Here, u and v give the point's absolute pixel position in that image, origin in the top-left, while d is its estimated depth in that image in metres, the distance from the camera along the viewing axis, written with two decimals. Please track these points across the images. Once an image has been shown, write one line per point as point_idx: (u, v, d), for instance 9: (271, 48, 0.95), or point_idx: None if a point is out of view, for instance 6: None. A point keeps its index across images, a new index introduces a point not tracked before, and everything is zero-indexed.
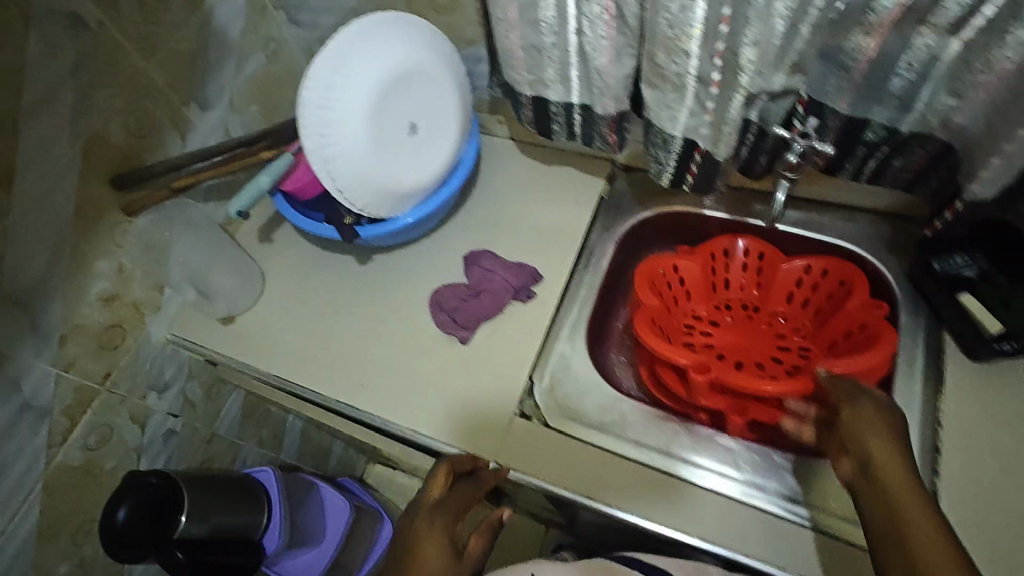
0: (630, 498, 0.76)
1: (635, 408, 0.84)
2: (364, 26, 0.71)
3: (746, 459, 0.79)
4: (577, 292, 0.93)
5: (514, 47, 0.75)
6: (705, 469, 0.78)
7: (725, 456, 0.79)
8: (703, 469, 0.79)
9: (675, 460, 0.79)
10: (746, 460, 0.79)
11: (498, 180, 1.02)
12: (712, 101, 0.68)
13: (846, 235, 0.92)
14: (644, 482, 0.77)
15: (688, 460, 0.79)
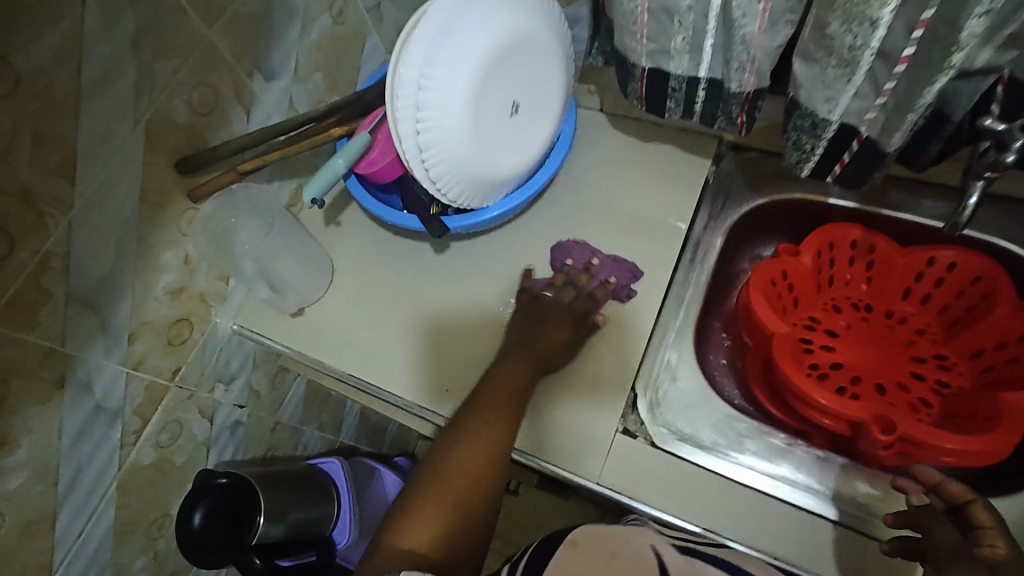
0: (690, 503, 0.67)
1: (753, 434, 0.72)
2: None
3: (812, 460, 0.69)
4: (682, 295, 0.81)
5: (638, 11, 0.62)
6: (764, 471, 0.69)
7: (786, 456, 0.70)
8: (761, 470, 0.69)
9: (731, 460, 0.70)
10: (812, 461, 0.69)
11: (585, 157, 0.90)
12: (892, 82, 0.55)
13: (1006, 232, 0.74)
14: (703, 485, 0.68)
15: (746, 460, 0.70)
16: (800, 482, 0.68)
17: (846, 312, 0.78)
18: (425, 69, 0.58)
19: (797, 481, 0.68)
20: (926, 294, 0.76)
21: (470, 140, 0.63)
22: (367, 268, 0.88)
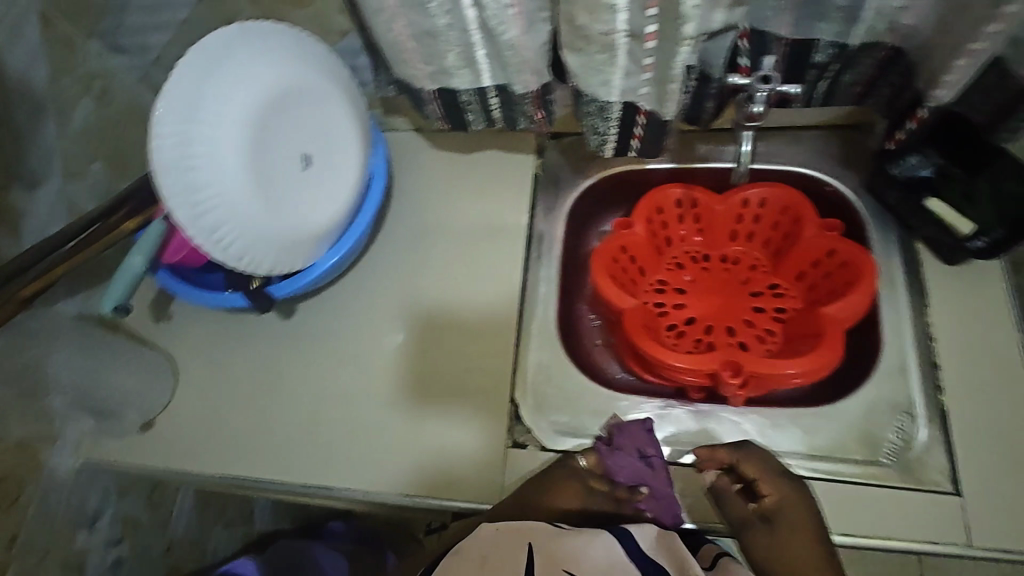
0: None
1: (635, 408, 0.74)
2: (214, 47, 0.54)
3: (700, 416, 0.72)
4: (537, 291, 0.82)
5: (401, 38, 0.61)
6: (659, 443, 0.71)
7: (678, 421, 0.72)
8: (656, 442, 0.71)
9: None
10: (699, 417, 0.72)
11: (414, 182, 0.89)
12: (650, 57, 0.57)
13: (798, 159, 0.81)
14: None
15: None
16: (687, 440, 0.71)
17: (690, 266, 0.83)
18: (183, 151, 0.52)
19: (679, 440, 0.71)
20: (751, 231, 0.81)
21: (261, 207, 0.59)
22: (215, 355, 0.82)
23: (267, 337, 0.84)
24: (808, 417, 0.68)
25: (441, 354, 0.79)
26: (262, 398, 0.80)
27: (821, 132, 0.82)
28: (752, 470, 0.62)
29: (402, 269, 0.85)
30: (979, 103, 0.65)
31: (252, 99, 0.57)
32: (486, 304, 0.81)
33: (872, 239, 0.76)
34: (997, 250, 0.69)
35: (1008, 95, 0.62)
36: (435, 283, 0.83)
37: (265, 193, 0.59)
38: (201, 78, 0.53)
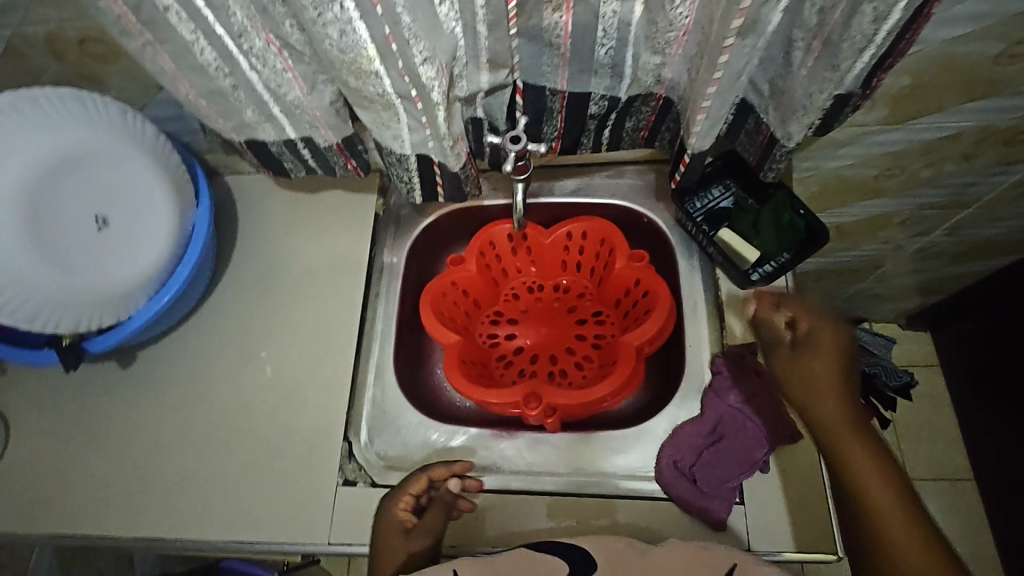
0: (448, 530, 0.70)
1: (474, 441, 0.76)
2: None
3: (545, 443, 0.75)
4: (375, 329, 0.85)
5: (192, 97, 0.62)
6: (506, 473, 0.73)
7: (520, 451, 0.75)
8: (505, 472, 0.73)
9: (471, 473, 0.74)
10: (544, 443, 0.75)
11: (258, 225, 0.90)
12: (424, 116, 0.60)
13: (618, 192, 0.86)
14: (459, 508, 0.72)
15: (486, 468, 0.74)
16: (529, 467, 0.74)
17: (523, 297, 0.87)
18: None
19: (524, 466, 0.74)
20: (576, 261, 0.86)
21: (45, 268, 0.63)
22: (52, 410, 0.83)
23: (104, 389, 0.84)
24: (616, 440, 0.74)
25: (277, 397, 0.81)
26: (96, 452, 0.80)
27: (640, 167, 0.87)
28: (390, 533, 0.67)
29: (246, 313, 0.86)
30: (746, 144, 0.70)
31: (24, 168, 0.61)
32: (325, 345, 0.84)
33: (679, 267, 0.81)
34: (777, 276, 0.75)
35: (762, 139, 0.67)
36: (277, 328, 0.85)
37: (44, 254, 0.62)
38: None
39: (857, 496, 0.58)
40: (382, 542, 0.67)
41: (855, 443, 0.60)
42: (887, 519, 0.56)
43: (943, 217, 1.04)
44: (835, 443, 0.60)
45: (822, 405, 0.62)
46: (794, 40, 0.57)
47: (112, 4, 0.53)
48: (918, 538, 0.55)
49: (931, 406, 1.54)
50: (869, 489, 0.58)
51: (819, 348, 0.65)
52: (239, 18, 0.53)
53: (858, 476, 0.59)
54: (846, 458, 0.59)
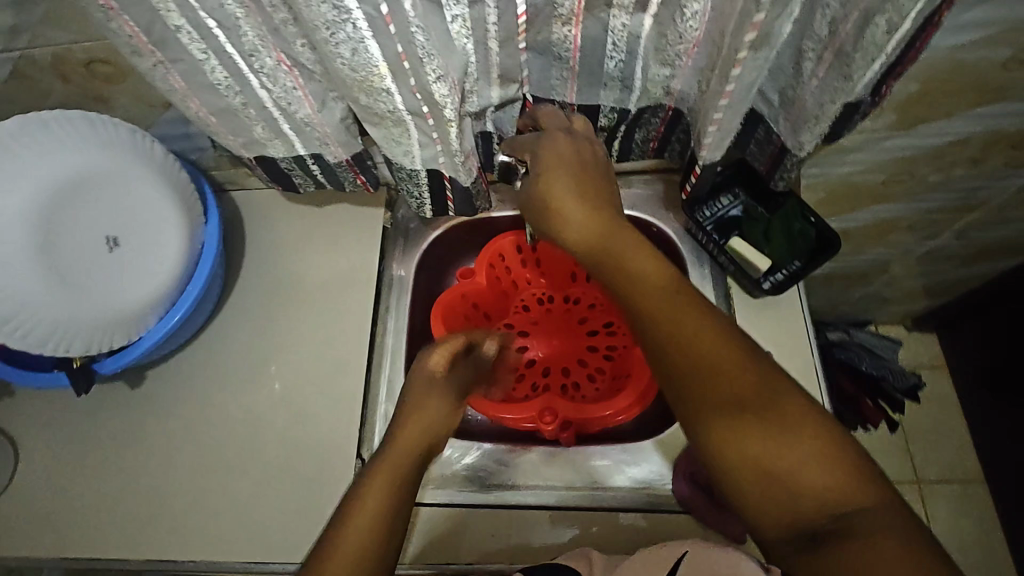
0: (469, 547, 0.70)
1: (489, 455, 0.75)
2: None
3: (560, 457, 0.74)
4: (385, 344, 0.84)
5: (202, 114, 0.62)
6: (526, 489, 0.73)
7: (535, 466, 0.74)
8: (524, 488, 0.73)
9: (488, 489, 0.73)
10: (560, 458, 0.74)
11: (266, 241, 0.90)
12: (435, 132, 0.60)
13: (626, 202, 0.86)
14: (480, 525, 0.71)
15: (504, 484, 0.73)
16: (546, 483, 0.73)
17: (534, 308, 0.87)
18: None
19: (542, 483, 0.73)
20: (586, 272, 0.85)
21: (58, 294, 0.64)
22: (62, 432, 0.82)
23: (114, 410, 0.83)
24: (631, 453, 0.73)
25: (289, 415, 0.81)
26: (107, 473, 0.80)
27: (648, 176, 0.87)
28: (422, 394, 0.62)
29: (255, 330, 0.86)
30: (756, 154, 0.70)
31: (31, 196, 0.62)
32: (335, 361, 0.83)
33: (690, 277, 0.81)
34: (789, 283, 0.75)
35: (774, 148, 0.67)
36: (286, 345, 0.85)
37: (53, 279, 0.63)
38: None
39: (704, 374, 0.49)
40: (416, 403, 0.61)
41: (727, 351, 0.49)
42: (728, 386, 0.48)
43: (951, 220, 1.04)
44: (678, 360, 0.50)
45: (636, 255, 0.55)
46: (804, 51, 0.56)
47: (123, 23, 0.51)
48: (806, 438, 0.46)
49: (941, 408, 1.53)
50: (754, 399, 0.48)
51: (554, 157, 0.59)
52: (249, 38, 0.53)
53: (703, 358, 0.49)
54: (633, 270, 0.55)
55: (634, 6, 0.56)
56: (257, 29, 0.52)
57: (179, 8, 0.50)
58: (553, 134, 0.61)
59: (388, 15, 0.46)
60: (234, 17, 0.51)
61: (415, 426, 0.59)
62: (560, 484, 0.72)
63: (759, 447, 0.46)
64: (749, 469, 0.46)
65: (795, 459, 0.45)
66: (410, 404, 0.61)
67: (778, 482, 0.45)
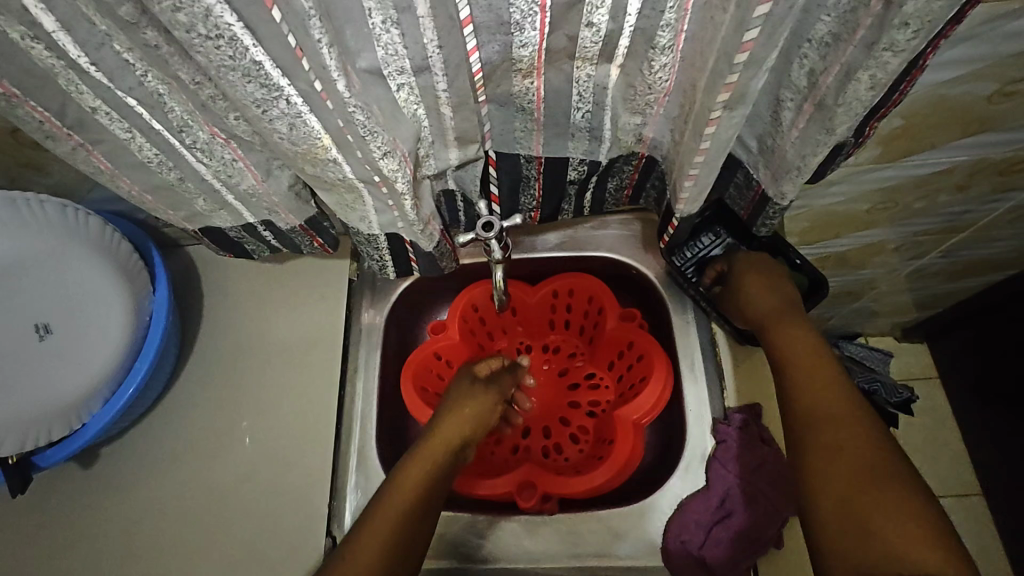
0: None
1: (469, 530, 0.70)
2: None
3: (551, 529, 0.69)
4: (355, 407, 0.80)
5: (136, 193, 0.57)
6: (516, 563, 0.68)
7: (525, 538, 0.69)
8: (513, 563, 0.69)
9: (475, 564, 0.69)
10: (550, 530, 0.69)
11: (224, 299, 0.85)
12: (390, 199, 0.55)
13: (603, 245, 0.82)
14: None
15: (492, 559, 0.69)
16: (536, 557, 0.68)
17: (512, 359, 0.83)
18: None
19: (532, 557, 0.68)
20: (565, 320, 0.82)
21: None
22: (6, 518, 0.77)
23: (66, 492, 0.78)
24: (619, 519, 0.69)
25: (254, 489, 0.76)
26: (60, 562, 0.75)
27: (625, 216, 0.82)
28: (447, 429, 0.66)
29: (216, 397, 0.81)
30: (735, 198, 0.66)
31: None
32: (303, 428, 0.78)
33: (674, 325, 0.77)
34: None
35: (754, 194, 0.63)
36: (250, 411, 0.80)
37: None
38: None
39: (808, 416, 0.58)
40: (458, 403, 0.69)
41: (831, 399, 0.58)
42: (832, 436, 0.55)
43: (939, 241, 1.01)
44: (806, 405, 0.59)
45: (788, 342, 0.64)
46: (782, 100, 0.53)
47: (31, 109, 0.46)
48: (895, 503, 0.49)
49: (936, 421, 1.50)
50: (842, 436, 0.55)
51: (748, 265, 0.70)
52: (176, 113, 0.48)
53: (813, 389, 0.59)
54: (782, 345, 0.65)
55: (598, 58, 0.51)
56: (184, 105, 0.47)
57: (92, 89, 0.45)
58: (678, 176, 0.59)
59: (324, 92, 0.42)
60: (157, 94, 0.46)
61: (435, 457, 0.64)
62: (548, 556, 0.68)
63: (858, 494, 0.51)
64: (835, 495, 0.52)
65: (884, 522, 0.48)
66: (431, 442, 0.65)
67: (863, 519, 0.49)
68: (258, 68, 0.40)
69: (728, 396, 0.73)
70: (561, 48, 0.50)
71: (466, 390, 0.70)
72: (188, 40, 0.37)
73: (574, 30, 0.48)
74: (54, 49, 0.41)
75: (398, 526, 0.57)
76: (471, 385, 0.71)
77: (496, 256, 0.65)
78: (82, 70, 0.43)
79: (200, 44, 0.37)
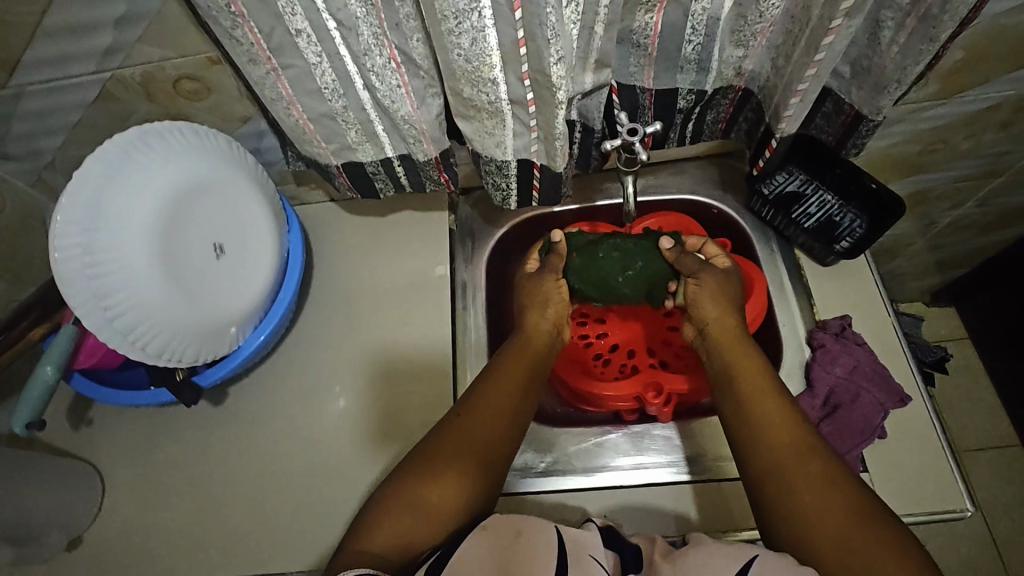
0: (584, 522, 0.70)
1: (587, 440, 0.75)
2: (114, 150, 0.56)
3: (661, 437, 0.75)
4: (466, 342, 0.86)
5: (301, 122, 0.64)
6: (631, 468, 0.73)
7: (638, 444, 0.75)
8: (628, 468, 0.73)
9: (595, 470, 0.73)
10: (660, 438, 0.75)
11: (333, 250, 0.91)
12: (535, 120, 0.62)
13: (685, 187, 0.89)
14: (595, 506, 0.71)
15: (610, 465, 0.74)
16: (651, 463, 0.73)
17: (595, 309, 0.86)
18: (85, 255, 0.54)
19: (646, 462, 0.73)
20: None
21: (173, 304, 0.60)
22: (145, 453, 0.81)
23: (199, 429, 0.83)
24: None
25: (378, 418, 0.82)
26: (199, 491, 0.79)
27: (702, 161, 0.90)
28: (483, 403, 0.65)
29: (332, 338, 0.87)
30: (823, 126, 0.73)
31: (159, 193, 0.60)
32: (417, 362, 0.84)
33: (759, 252, 0.84)
34: (858, 248, 0.79)
35: (845, 118, 0.71)
36: (365, 349, 0.86)
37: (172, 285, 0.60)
38: (99, 183, 0.55)
39: (759, 418, 0.62)
40: (493, 375, 0.68)
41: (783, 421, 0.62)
42: (769, 437, 0.61)
43: (977, 187, 1.09)
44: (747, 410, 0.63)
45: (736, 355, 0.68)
46: (882, 20, 0.61)
47: (247, 30, 0.54)
48: (830, 486, 0.56)
49: (970, 377, 1.55)
50: (784, 439, 0.60)
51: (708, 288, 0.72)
52: (365, 37, 0.55)
53: (749, 395, 0.64)
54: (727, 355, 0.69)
55: None
56: (375, 28, 0.55)
57: (304, 10, 0.52)
58: (751, 97, 0.73)
59: (517, 2, 0.49)
60: (356, 17, 0.53)
61: (478, 428, 0.63)
62: (660, 463, 0.73)
63: (803, 475, 0.57)
64: (783, 480, 0.57)
65: (830, 496, 0.55)
66: (469, 417, 0.64)
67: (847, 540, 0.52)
68: None
69: (818, 309, 0.80)
70: None
71: (525, 333, 0.74)
72: None
73: None
74: None
75: (453, 499, 0.58)
76: (507, 357, 0.71)
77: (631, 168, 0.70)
78: None
79: None
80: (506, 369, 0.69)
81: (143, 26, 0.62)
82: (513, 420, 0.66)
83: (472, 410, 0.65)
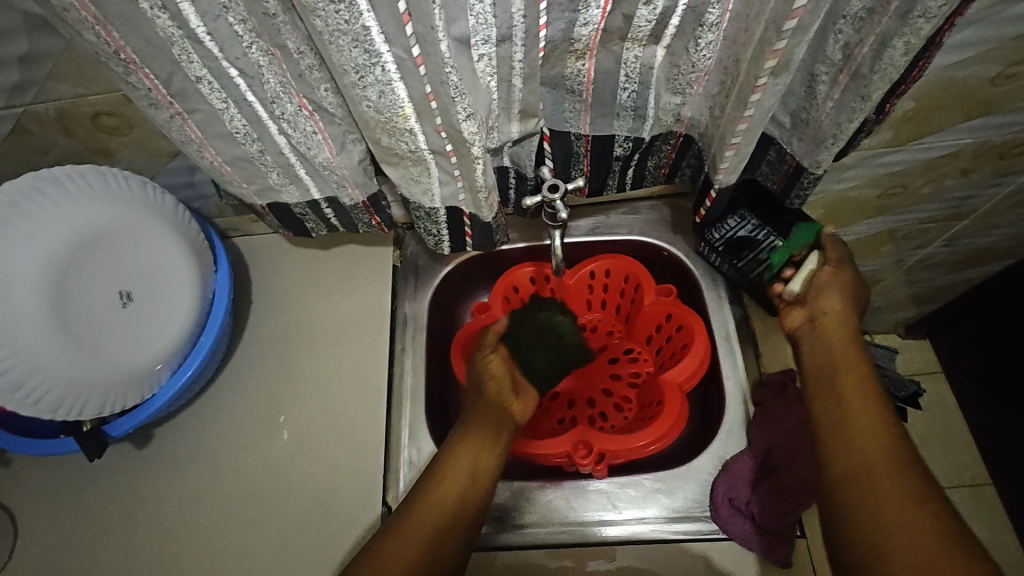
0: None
1: (522, 497, 0.73)
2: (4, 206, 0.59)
3: (596, 496, 0.73)
4: (404, 386, 0.83)
5: (217, 164, 0.62)
6: (564, 527, 0.72)
7: (572, 502, 0.73)
8: (560, 527, 0.72)
9: (527, 528, 0.72)
10: (596, 496, 0.73)
11: (273, 285, 0.88)
12: (458, 170, 0.60)
13: (635, 229, 0.86)
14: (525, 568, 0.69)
15: (542, 523, 0.72)
16: (584, 522, 0.72)
17: None
18: None
19: (578, 521, 0.72)
20: (602, 299, 0.87)
21: (63, 355, 0.61)
22: (63, 498, 0.78)
23: (121, 472, 0.80)
24: (665, 480, 0.72)
25: (307, 464, 0.79)
26: (115, 539, 0.76)
27: (654, 202, 0.88)
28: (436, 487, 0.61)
29: (267, 378, 0.84)
30: (769, 174, 0.71)
31: (56, 246, 0.62)
32: (353, 405, 0.81)
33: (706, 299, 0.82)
34: None
35: (788, 167, 0.69)
36: (299, 391, 0.83)
37: (63, 339, 0.61)
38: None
39: (854, 447, 0.56)
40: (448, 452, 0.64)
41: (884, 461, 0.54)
42: (882, 479, 0.53)
43: (942, 228, 1.06)
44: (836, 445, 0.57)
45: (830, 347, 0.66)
46: (817, 74, 0.59)
47: (142, 76, 0.51)
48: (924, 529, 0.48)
49: (944, 414, 1.51)
50: (875, 473, 0.53)
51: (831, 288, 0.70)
52: (272, 84, 0.53)
53: (841, 395, 0.61)
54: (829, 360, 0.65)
55: (648, 38, 0.57)
56: (280, 76, 0.53)
57: (201, 58, 0.49)
58: (692, 143, 0.70)
59: (419, 57, 0.46)
60: (258, 65, 0.51)
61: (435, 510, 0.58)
62: (591, 521, 0.72)
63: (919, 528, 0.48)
64: (895, 528, 0.49)
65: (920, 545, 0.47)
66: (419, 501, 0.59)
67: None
68: (365, 34, 0.45)
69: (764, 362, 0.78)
70: (616, 28, 0.56)
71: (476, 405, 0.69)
72: (311, 5, 0.42)
73: (631, 10, 0.53)
74: (177, 19, 0.46)
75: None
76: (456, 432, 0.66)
77: (558, 222, 0.68)
78: (198, 40, 0.48)
79: (323, 8, 0.43)
80: (456, 445, 0.64)
81: (52, 63, 0.60)
82: (468, 503, 0.60)
83: (434, 486, 0.60)
